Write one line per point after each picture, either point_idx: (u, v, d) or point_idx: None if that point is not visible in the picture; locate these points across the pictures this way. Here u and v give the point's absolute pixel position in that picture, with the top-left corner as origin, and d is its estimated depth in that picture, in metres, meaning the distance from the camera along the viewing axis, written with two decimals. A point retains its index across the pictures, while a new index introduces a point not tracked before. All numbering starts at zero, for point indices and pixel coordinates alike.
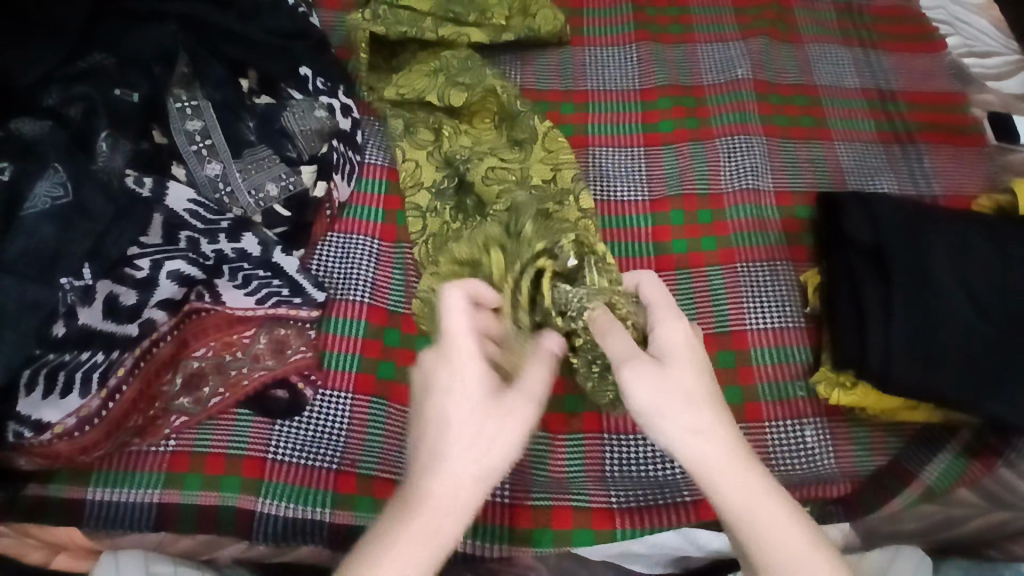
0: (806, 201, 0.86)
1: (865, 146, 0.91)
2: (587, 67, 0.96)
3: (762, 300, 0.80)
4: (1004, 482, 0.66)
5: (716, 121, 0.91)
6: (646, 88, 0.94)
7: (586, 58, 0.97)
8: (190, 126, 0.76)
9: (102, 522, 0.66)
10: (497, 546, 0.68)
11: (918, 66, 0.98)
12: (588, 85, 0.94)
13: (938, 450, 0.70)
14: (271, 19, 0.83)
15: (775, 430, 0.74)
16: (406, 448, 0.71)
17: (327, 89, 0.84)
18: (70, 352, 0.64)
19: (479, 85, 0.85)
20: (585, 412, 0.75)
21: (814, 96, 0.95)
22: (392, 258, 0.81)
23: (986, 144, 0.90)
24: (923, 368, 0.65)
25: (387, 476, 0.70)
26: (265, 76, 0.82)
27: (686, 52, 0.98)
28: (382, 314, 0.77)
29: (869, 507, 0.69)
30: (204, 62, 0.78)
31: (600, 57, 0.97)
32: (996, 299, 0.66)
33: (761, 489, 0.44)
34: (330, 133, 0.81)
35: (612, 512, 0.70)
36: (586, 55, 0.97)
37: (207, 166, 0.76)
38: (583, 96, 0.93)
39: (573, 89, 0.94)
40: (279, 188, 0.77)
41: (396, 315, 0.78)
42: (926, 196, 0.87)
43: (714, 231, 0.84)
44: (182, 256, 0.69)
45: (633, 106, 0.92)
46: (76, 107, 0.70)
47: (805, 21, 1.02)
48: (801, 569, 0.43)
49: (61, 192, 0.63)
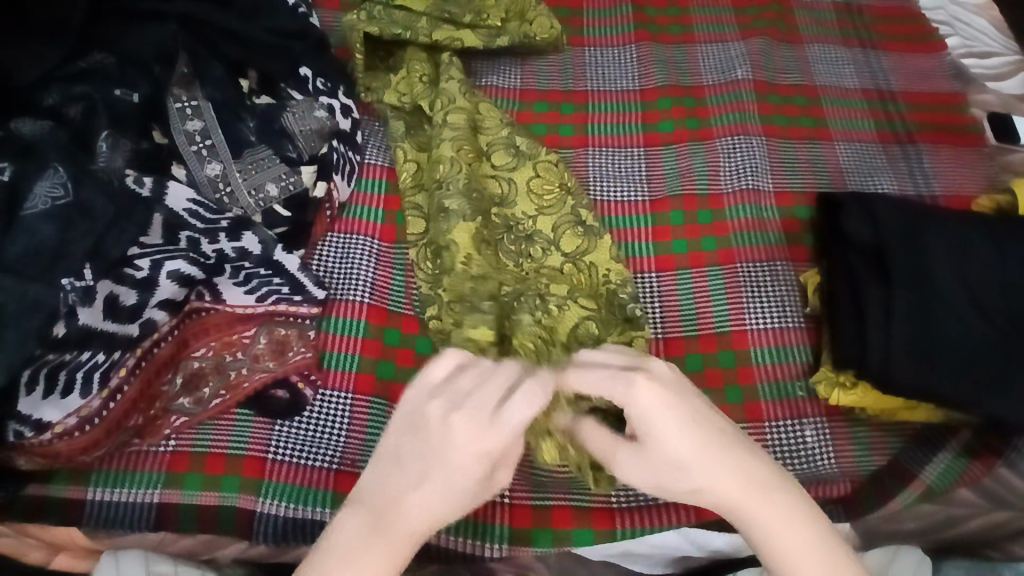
0: (805, 201, 0.86)
1: (865, 146, 0.91)
2: (587, 67, 0.96)
3: (762, 301, 0.80)
4: (1002, 480, 0.65)
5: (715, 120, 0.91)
6: (647, 89, 0.94)
7: (586, 59, 0.97)
8: (190, 126, 0.76)
9: (102, 522, 0.66)
10: (497, 545, 0.69)
11: (918, 66, 0.98)
12: (588, 85, 0.94)
13: (938, 450, 0.70)
14: (271, 18, 0.83)
15: (775, 429, 0.74)
16: (329, 431, 0.71)
17: (327, 88, 0.84)
18: (70, 352, 0.64)
19: (469, 108, 0.83)
20: None
21: (814, 96, 0.95)
22: (392, 259, 0.80)
23: (986, 144, 0.90)
24: (923, 368, 0.65)
25: (325, 468, 0.70)
26: (266, 75, 0.83)
27: (686, 52, 0.98)
28: (382, 313, 0.77)
29: (869, 506, 0.69)
30: (204, 62, 0.79)
31: (600, 57, 0.97)
32: (996, 299, 0.66)
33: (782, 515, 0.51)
34: (330, 133, 0.81)
35: (612, 512, 0.70)
36: (586, 55, 0.97)
37: (208, 166, 0.76)
38: (583, 97, 0.93)
39: (573, 90, 0.94)
40: (279, 188, 0.77)
41: (397, 315, 0.77)
42: (927, 196, 0.87)
43: (714, 231, 0.84)
44: (182, 256, 0.69)
45: (633, 106, 0.93)
46: (76, 107, 0.70)
47: (805, 21, 1.02)
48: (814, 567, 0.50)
49: (61, 192, 0.63)
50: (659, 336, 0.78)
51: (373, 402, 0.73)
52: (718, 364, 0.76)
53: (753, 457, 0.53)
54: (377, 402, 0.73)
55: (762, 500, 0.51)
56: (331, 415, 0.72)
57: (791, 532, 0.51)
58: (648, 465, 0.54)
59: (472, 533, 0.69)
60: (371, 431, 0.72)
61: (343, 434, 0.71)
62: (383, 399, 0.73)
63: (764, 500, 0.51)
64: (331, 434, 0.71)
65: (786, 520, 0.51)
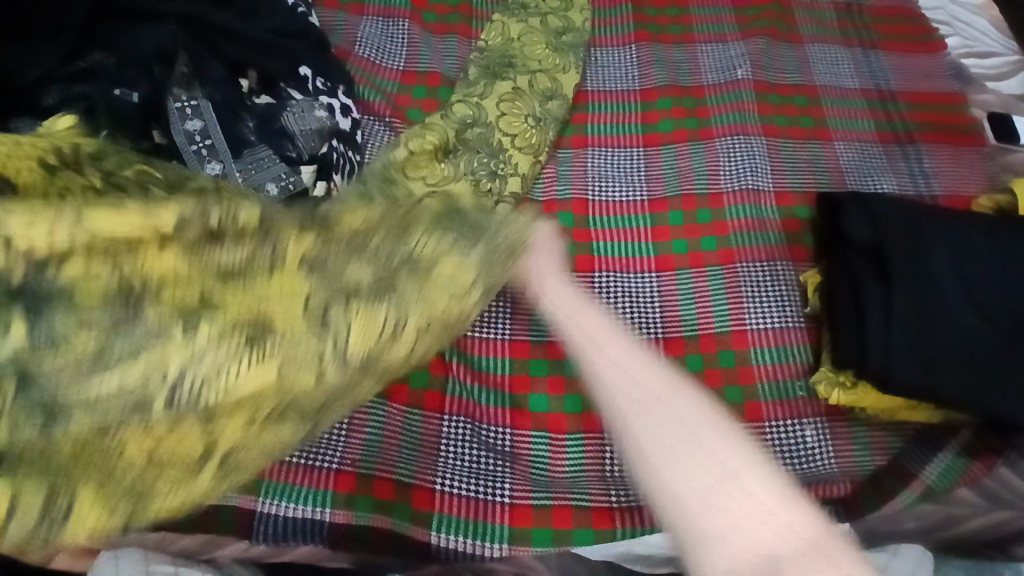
0: (805, 201, 0.86)
1: (865, 146, 0.91)
2: (676, 65, 0.96)
3: (762, 300, 0.80)
4: (1002, 481, 0.67)
5: (596, 90, 0.94)
6: (647, 89, 0.94)
7: (676, 57, 0.97)
8: (190, 126, 0.75)
9: None
10: (497, 545, 0.69)
11: (918, 66, 0.98)
12: (658, 82, 0.94)
13: (938, 450, 0.71)
14: (270, 18, 0.83)
15: (775, 429, 0.74)
16: (404, 446, 0.72)
17: (327, 88, 0.84)
18: None
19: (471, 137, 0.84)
20: (585, 412, 0.75)
21: (814, 96, 0.95)
22: (366, 421, 0.72)
23: (986, 144, 0.90)
24: (924, 369, 0.65)
25: (425, 485, 0.71)
26: (266, 75, 0.81)
27: (686, 52, 0.97)
28: (403, 390, 0.74)
29: (871, 507, 0.69)
30: (205, 63, 0.78)
31: (711, 54, 0.97)
32: (998, 298, 0.66)
33: (671, 441, 0.51)
34: (330, 133, 0.80)
35: (611, 511, 0.71)
36: (675, 52, 0.97)
37: (208, 165, 0.74)
38: (680, 92, 0.93)
39: (669, 85, 0.94)
40: (279, 187, 0.75)
41: (418, 392, 0.75)
42: (927, 196, 0.87)
43: (713, 231, 0.84)
44: None
45: (633, 106, 0.92)
46: (76, 108, 0.70)
47: (805, 21, 1.02)
48: (708, 512, 0.48)
49: None
50: (658, 336, 0.79)
51: (449, 420, 0.74)
52: (718, 363, 0.77)
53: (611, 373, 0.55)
54: (450, 420, 0.74)
55: (638, 425, 0.52)
56: (407, 432, 0.73)
57: (670, 464, 0.50)
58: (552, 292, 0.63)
59: (472, 533, 0.69)
60: (479, 453, 0.73)
61: (428, 451, 0.73)
62: (459, 416, 0.74)
63: (643, 426, 0.52)
64: (413, 448, 0.72)
65: (681, 449, 0.50)
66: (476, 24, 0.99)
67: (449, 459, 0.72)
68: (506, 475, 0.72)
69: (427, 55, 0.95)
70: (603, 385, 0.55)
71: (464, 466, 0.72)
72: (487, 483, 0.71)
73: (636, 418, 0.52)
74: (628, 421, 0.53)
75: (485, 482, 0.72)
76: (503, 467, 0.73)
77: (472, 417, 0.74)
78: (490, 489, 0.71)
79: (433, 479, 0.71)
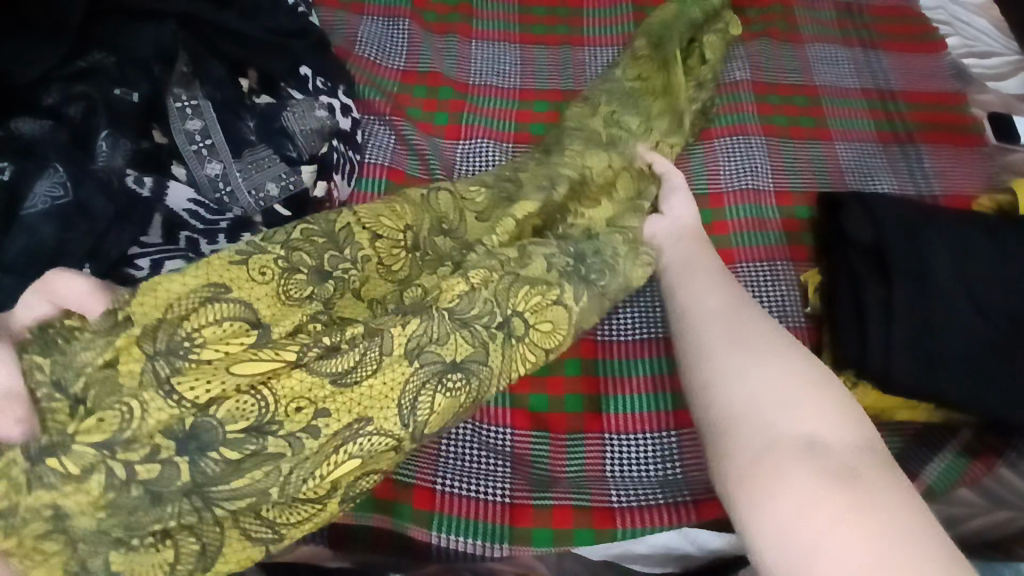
0: (805, 201, 0.86)
1: (865, 146, 0.91)
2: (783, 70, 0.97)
3: (763, 300, 0.79)
4: (1004, 481, 0.68)
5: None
6: (762, 101, 0.94)
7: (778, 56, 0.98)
8: (190, 126, 0.75)
9: None
10: (498, 545, 0.69)
11: (918, 66, 0.98)
12: (764, 77, 0.96)
13: (938, 450, 0.71)
14: (272, 16, 0.83)
15: None
16: None
17: (327, 88, 0.83)
18: None
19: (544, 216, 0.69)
20: (585, 411, 0.76)
21: (814, 96, 0.95)
22: None
23: (986, 144, 0.90)
24: (923, 368, 0.65)
25: (425, 485, 0.71)
26: (266, 75, 0.81)
27: (795, 51, 0.99)
28: None
29: None
30: (205, 62, 0.77)
31: (819, 57, 0.98)
32: (997, 298, 0.66)
33: (772, 420, 0.51)
34: (330, 133, 0.79)
35: (612, 511, 0.71)
36: None
37: (207, 165, 0.75)
38: (785, 91, 0.95)
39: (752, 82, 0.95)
40: (279, 187, 0.75)
41: None
42: (927, 196, 0.87)
43: (713, 231, 0.84)
44: (181, 255, 0.68)
45: (749, 116, 0.92)
46: (76, 107, 0.71)
47: (805, 21, 1.02)
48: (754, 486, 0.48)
49: (61, 192, 0.66)
50: (659, 336, 0.79)
51: None
52: None
53: (775, 367, 0.54)
54: None
55: (779, 440, 0.49)
56: None
57: (754, 442, 0.50)
58: (680, 265, 0.68)
59: (472, 533, 0.69)
60: (480, 453, 0.73)
61: (432, 450, 0.73)
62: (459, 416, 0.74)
63: (804, 418, 0.50)
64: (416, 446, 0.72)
65: (757, 423, 0.51)
66: (476, 24, 0.99)
67: (450, 459, 0.72)
68: (507, 475, 0.72)
69: (427, 54, 0.95)
70: (722, 443, 0.52)
71: (465, 466, 0.72)
72: (488, 483, 0.71)
73: (809, 467, 0.47)
74: (733, 467, 0.50)
75: (485, 482, 0.71)
76: (503, 467, 0.72)
77: (473, 418, 0.74)
78: (490, 490, 0.71)
79: (433, 479, 0.71)
